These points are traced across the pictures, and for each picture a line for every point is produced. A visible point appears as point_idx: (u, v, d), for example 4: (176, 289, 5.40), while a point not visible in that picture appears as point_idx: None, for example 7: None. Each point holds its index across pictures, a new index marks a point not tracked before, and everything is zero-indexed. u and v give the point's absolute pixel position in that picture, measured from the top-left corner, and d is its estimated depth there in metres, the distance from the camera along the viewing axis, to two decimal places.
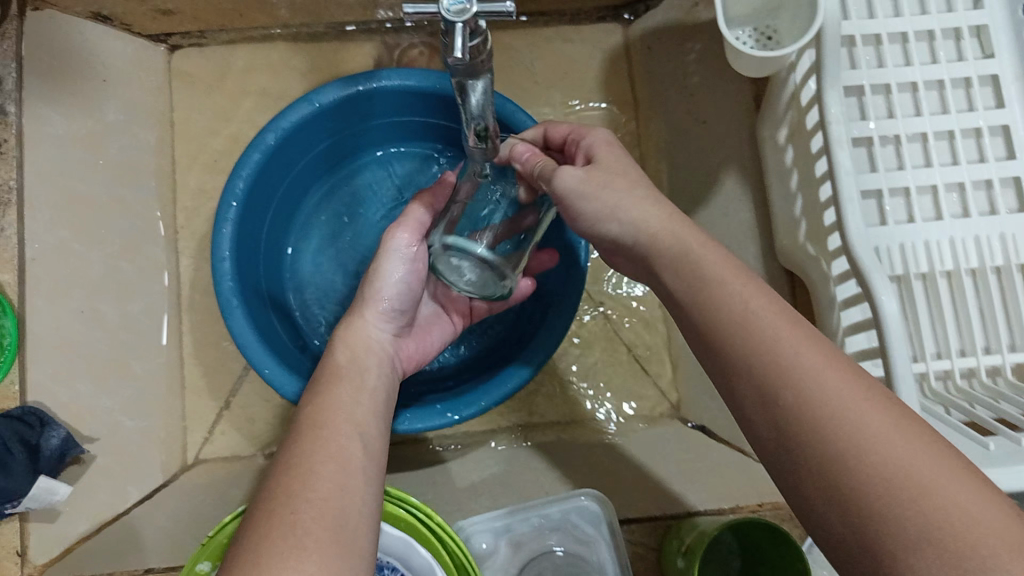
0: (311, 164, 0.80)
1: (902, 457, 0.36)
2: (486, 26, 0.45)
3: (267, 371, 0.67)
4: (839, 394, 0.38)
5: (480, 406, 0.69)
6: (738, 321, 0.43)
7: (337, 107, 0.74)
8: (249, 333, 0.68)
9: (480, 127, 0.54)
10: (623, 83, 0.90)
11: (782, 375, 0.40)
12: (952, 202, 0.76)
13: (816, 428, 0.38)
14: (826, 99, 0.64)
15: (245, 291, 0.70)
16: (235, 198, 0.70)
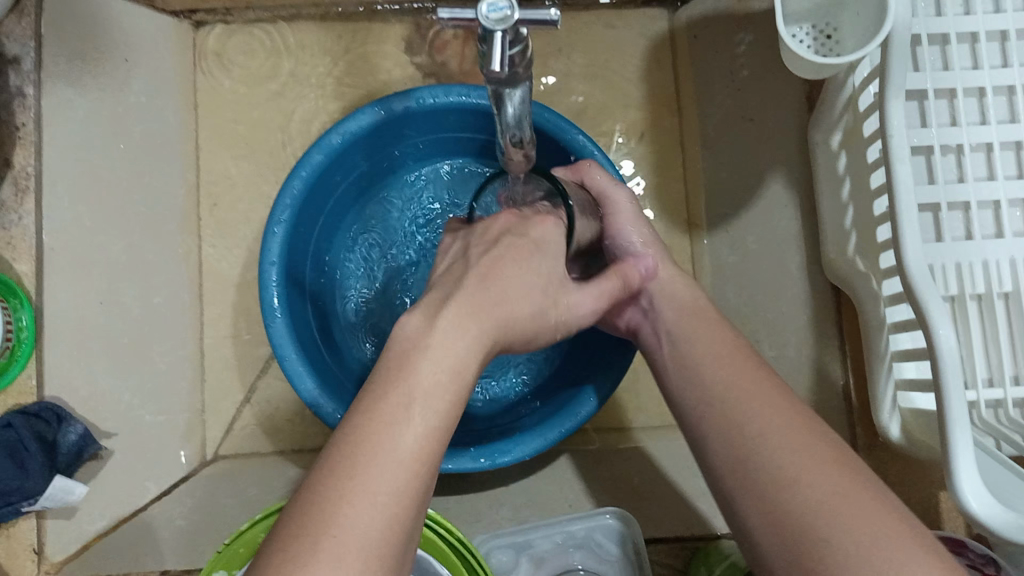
0: (360, 178, 0.78)
1: (837, 487, 0.40)
2: (527, 33, 0.43)
3: (301, 383, 0.66)
4: (796, 441, 0.44)
5: (521, 454, 0.64)
6: (722, 383, 0.50)
7: (388, 123, 0.72)
8: (282, 328, 0.67)
9: (516, 138, 0.52)
10: (666, 75, 0.86)
11: (750, 426, 0.46)
12: (1015, 218, 0.71)
13: (770, 466, 0.43)
14: (888, 109, 0.59)
15: (288, 300, 0.69)
16: (296, 189, 0.69)
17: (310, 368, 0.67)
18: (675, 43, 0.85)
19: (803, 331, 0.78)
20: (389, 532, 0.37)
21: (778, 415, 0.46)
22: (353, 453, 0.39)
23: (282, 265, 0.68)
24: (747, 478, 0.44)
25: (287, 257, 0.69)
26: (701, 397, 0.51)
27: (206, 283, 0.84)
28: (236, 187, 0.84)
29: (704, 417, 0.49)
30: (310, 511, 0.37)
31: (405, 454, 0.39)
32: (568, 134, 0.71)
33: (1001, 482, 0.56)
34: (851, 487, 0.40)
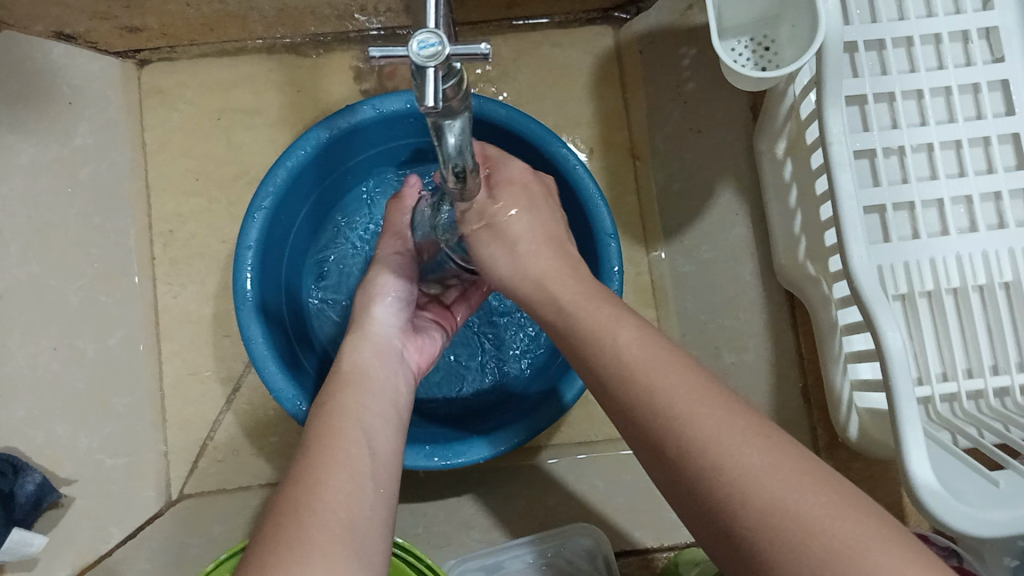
0: (343, 177, 0.77)
1: (787, 498, 0.35)
2: (461, 67, 0.43)
3: (266, 369, 0.65)
4: (728, 448, 0.38)
5: (481, 456, 0.64)
6: (640, 380, 0.43)
7: (383, 121, 0.72)
8: (252, 313, 0.66)
9: (457, 167, 0.52)
10: (613, 91, 0.86)
11: (676, 436, 0.40)
12: (959, 215, 0.73)
13: (706, 483, 0.38)
14: (826, 117, 0.60)
15: (261, 291, 0.68)
16: (280, 178, 0.68)
17: (279, 364, 0.66)
18: (623, 59, 0.85)
19: (760, 337, 0.79)
20: (363, 499, 0.43)
21: (709, 415, 0.40)
22: (298, 484, 0.43)
23: (258, 251, 0.68)
24: (688, 500, 0.39)
25: (263, 250, 0.69)
26: (620, 409, 0.44)
27: (163, 322, 0.80)
28: (189, 223, 0.82)
29: (632, 430, 0.43)
30: (285, 507, 0.41)
31: (345, 493, 0.43)
32: (552, 147, 0.73)
33: (954, 476, 0.57)
34: (800, 492, 0.35)
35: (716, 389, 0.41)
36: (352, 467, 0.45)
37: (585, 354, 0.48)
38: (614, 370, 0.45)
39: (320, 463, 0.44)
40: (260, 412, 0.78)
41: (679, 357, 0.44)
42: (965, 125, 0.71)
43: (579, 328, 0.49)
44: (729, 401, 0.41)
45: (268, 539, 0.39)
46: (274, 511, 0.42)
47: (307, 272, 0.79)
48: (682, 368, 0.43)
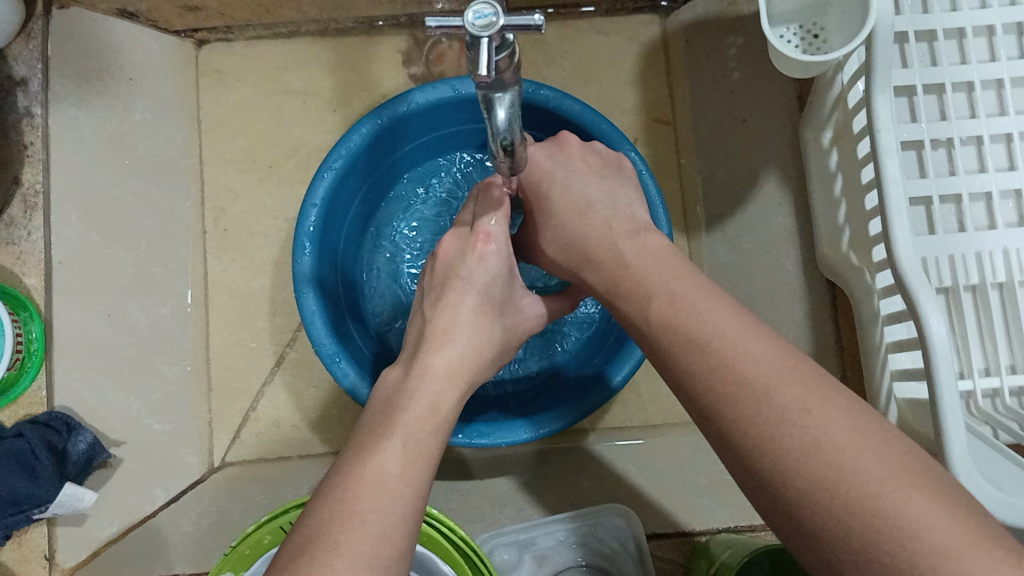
0: (408, 154, 0.79)
1: (874, 485, 0.35)
2: (513, 39, 0.44)
3: (313, 324, 0.68)
4: (813, 434, 0.37)
5: (515, 439, 0.65)
6: (718, 362, 0.42)
7: (459, 103, 0.73)
8: (309, 267, 0.68)
9: (506, 142, 0.53)
10: (659, 81, 0.86)
11: (758, 419, 0.39)
12: (1006, 210, 0.72)
13: (790, 468, 0.37)
14: (875, 104, 0.60)
15: (320, 250, 0.71)
16: (353, 143, 0.71)
17: (326, 323, 0.68)
18: (669, 46, 0.86)
19: (799, 328, 0.79)
20: (385, 554, 0.39)
21: (799, 402, 0.38)
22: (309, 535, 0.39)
23: (322, 210, 0.70)
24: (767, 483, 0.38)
25: (326, 212, 0.71)
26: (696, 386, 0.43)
27: (211, 292, 0.83)
28: (240, 200, 0.84)
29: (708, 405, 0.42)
30: (306, 554, 0.38)
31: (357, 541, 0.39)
32: (621, 147, 0.73)
33: (992, 466, 0.56)
34: (888, 485, 0.35)
35: (808, 371, 0.40)
36: (378, 520, 0.40)
37: (665, 329, 0.46)
38: (690, 341, 0.44)
39: (336, 515, 0.40)
40: (304, 383, 0.80)
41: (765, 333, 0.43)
42: (1015, 118, 0.70)
43: (667, 300, 0.47)
44: (819, 386, 0.39)
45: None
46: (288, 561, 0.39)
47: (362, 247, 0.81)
48: (768, 345, 0.42)
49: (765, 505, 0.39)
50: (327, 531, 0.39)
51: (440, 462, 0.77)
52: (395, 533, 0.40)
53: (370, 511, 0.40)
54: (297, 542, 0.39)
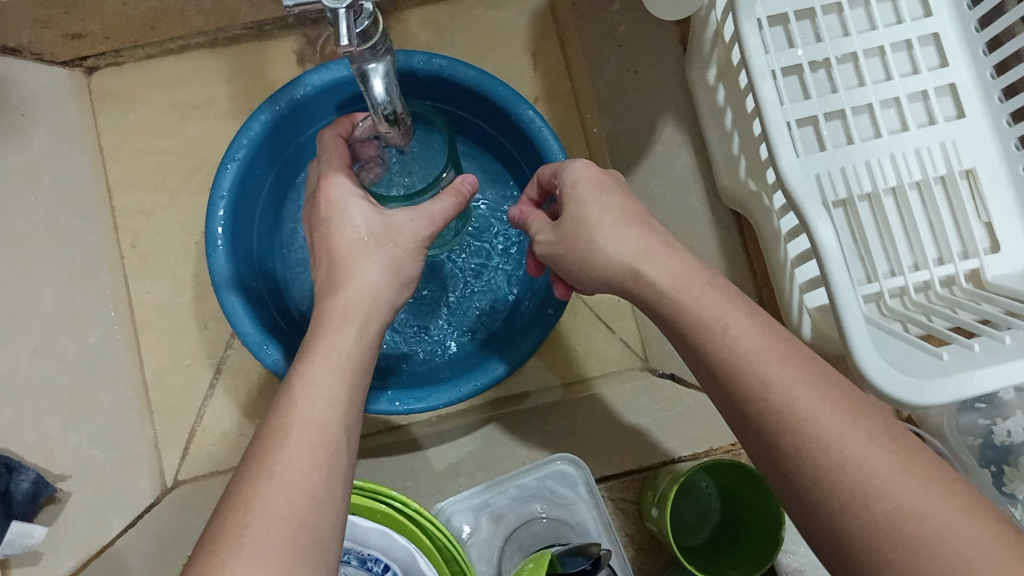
0: (312, 139, 0.82)
1: (909, 504, 0.36)
2: (371, 9, 0.47)
3: (234, 314, 0.71)
4: (852, 451, 0.38)
5: (441, 400, 0.68)
6: (726, 338, 0.45)
7: (351, 82, 0.76)
8: (222, 261, 0.72)
9: (388, 112, 0.55)
10: (552, 45, 0.87)
11: (795, 434, 0.40)
12: (890, 117, 0.75)
13: (829, 485, 0.39)
14: (743, 33, 0.63)
15: (233, 243, 0.74)
16: (254, 132, 0.74)
17: (248, 312, 0.72)
18: (557, 12, 0.87)
19: (715, 261, 0.82)
20: (318, 497, 0.42)
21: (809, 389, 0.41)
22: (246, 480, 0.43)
23: (229, 206, 0.73)
24: (801, 496, 0.40)
25: (235, 199, 0.74)
26: (723, 393, 0.45)
27: (138, 314, 0.82)
28: (154, 219, 0.84)
29: (740, 415, 0.44)
30: (224, 513, 0.41)
31: (296, 481, 0.42)
32: (517, 108, 0.76)
33: (898, 357, 0.60)
34: (925, 502, 0.36)
35: (827, 374, 0.42)
36: (313, 461, 0.44)
37: (689, 342, 0.48)
38: (708, 338, 0.46)
39: (269, 461, 0.43)
40: (244, 389, 0.80)
41: (788, 343, 0.44)
42: (884, 31, 0.73)
43: (686, 316, 0.48)
44: (851, 404, 0.41)
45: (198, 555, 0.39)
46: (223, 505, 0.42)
47: (279, 234, 0.84)
48: (799, 359, 0.43)
49: (780, 483, 0.42)
50: (251, 481, 0.42)
51: (391, 444, 0.78)
52: (321, 471, 0.43)
53: (287, 458, 0.43)
54: (223, 501, 0.42)
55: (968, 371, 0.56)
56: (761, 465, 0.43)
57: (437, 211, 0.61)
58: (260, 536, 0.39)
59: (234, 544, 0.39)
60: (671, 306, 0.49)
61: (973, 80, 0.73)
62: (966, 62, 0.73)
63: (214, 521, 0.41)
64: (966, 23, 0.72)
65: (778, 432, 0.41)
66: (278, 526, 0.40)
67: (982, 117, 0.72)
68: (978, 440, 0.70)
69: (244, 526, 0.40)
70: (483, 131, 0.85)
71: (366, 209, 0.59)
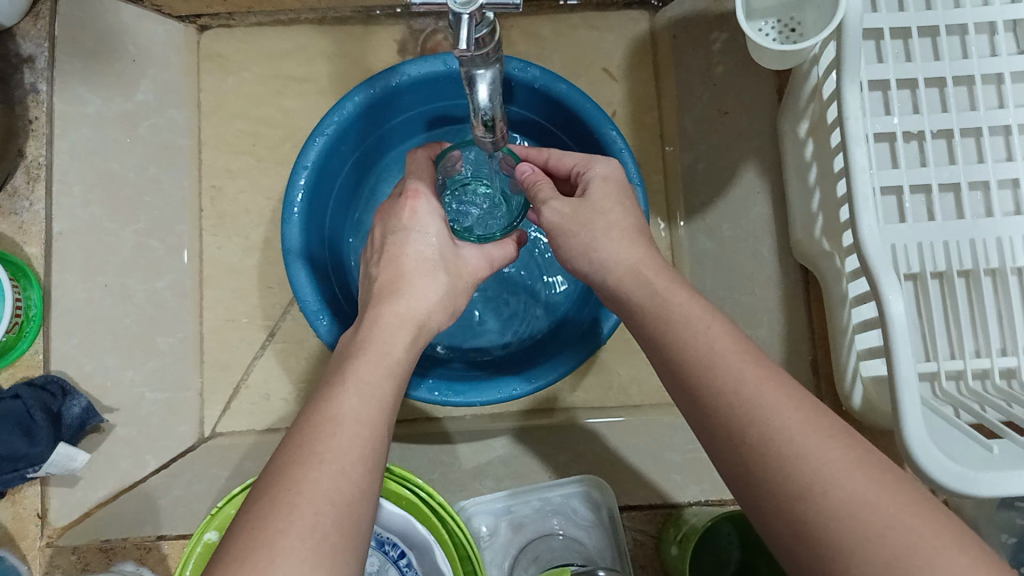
0: (400, 125, 0.85)
1: (861, 492, 0.36)
2: (493, 17, 0.49)
3: (299, 281, 0.74)
4: (812, 443, 0.39)
5: (478, 400, 0.70)
6: (705, 344, 0.46)
7: (448, 77, 0.79)
8: (296, 228, 0.75)
9: (487, 118, 0.57)
10: (646, 75, 0.90)
11: (760, 427, 0.41)
12: (975, 201, 0.74)
13: (788, 474, 0.38)
14: (845, 95, 0.63)
15: (308, 214, 0.77)
16: (348, 110, 0.76)
17: (312, 282, 0.75)
18: (657, 44, 0.90)
19: (774, 312, 0.82)
20: (360, 476, 0.42)
21: (775, 391, 0.42)
22: (295, 453, 0.43)
23: (312, 178, 0.76)
24: (757, 489, 0.40)
25: (317, 173, 0.77)
26: (691, 393, 0.45)
27: (207, 270, 0.86)
28: (238, 180, 0.87)
29: (705, 415, 0.44)
30: (273, 489, 0.41)
31: (340, 460, 0.42)
32: (603, 129, 0.77)
33: (945, 440, 0.59)
34: (878, 494, 0.36)
35: (790, 381, 0.43)
36: (357, 443, 0.44)
37: (667, 345, 0.48)
38: (687, 341, 0.47)
39: (317, 444, 0.43)
40: (296, 358, 0.83)
41: (761, 354, 0.45)
42: (985, 113, 0.72)
43: (674, 320, 0.49)
44: (819, 412, 0.41)
45: (247, 529, 0.39)
46: (270, 477, 0.42)
47: (352, 212, 0.86)
48: (765, 367, 0.44)
49: (738, 482, 0.41)
50: (296, 457, 0.43)
51: (424, 434, 0.80)
52: (365, 453, 0.44)
53: (336, 445, 0.43)
54: (269, 473, 0.43)
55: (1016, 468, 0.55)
56: (723, 466, 0.43)
57: (496, 254, 0.65)
58: (310, 515, 0.39)
59: (283, 522, 0.39)
60: (665, 309, 0.50)
61: None
62: None
63: (259, 495, 0.41)
64: None
65: (741, 429, 0.41)
66: (319, 502, 0.40)
67: None
68: (1012, 539, 0.68)
69: (288, 497, 0.40)
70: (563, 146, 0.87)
71: (441, 230, 0.62)
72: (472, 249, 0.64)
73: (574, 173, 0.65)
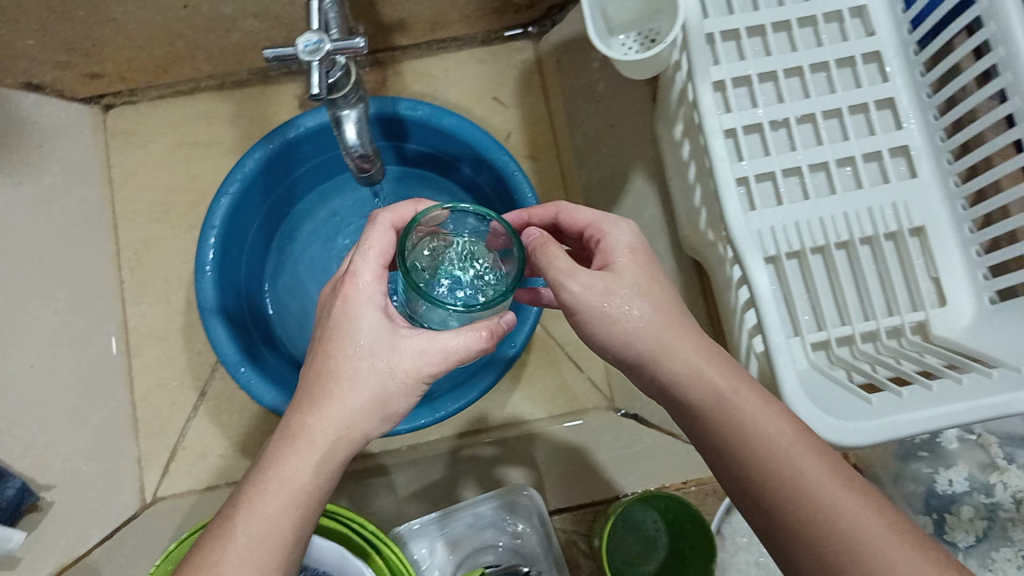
0: (304, 176, 0.88)
1: (866, 529, 0.45)
2: (344, 60, 0.54)
3: (216, 336, 0.76)
4: (838, 507, 0.46)
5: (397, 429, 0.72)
6: (717, 389, 0.51)
7: None
8: (209, 284, 0.77)
9: (359, 153, 0.60)
10: (537, 97, 0.95)
11: (786, 486, 0.47)
12: (846, 177, 0.78)
13: (816, 534, 0.46)
14: (699, 93, 0.67)
15: (221, 271, 0.80)
16: (248, 167, 0.79)
17: (230, 334, 0.77)
18: (543, 67, 0.95)
19: None
20: None
21: (802, 452, 0.48)
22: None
23: (221, 236, 0.79)
24: (788, 538, 0.47)
25: (226, 231, 0.80)
26: (714, 443, 0.51)
27: (135, 339, 0.88)
28: (154, 247, 0.90)
29: (707, 446, 0.52)
30: None
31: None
32: (494, 154, 0.82)
33: (829, 399, 0.63)
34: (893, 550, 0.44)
35: (805, 431, 0.50)
36: (259, 555, 0.47)
37: (674, 387, 0.52)
38: (703, 385, 0.51)
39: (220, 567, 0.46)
40: (227, 413, 0.86)
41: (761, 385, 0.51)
42: (842, 94, 0.76)
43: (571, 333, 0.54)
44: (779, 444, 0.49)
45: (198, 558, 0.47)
46: None
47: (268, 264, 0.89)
48: (787, 419, 0.50)
49: (763, 526, 0.49)
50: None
51: (358, 469, 0.82)
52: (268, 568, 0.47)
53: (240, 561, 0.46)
54: None
55: (895, 414, 0.60)
56: (748, 509, 0.50)
57: (453, 346, 0.52)
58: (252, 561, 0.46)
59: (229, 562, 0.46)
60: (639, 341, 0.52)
61: (924, 143, 0.76)
62: (919, 126, 0.76)
63: None
64: (918, 89, 0.76)
65: (771, 488, 0.48)
66: None
67: (934, 179, 0.75)
68: (917, 487, 0.73)
69: None
70: (462, 177, 0.90)
71: (376, 317, 0.52)
72: (415, 339, 0.52)
73: (587, 232, 0.59)
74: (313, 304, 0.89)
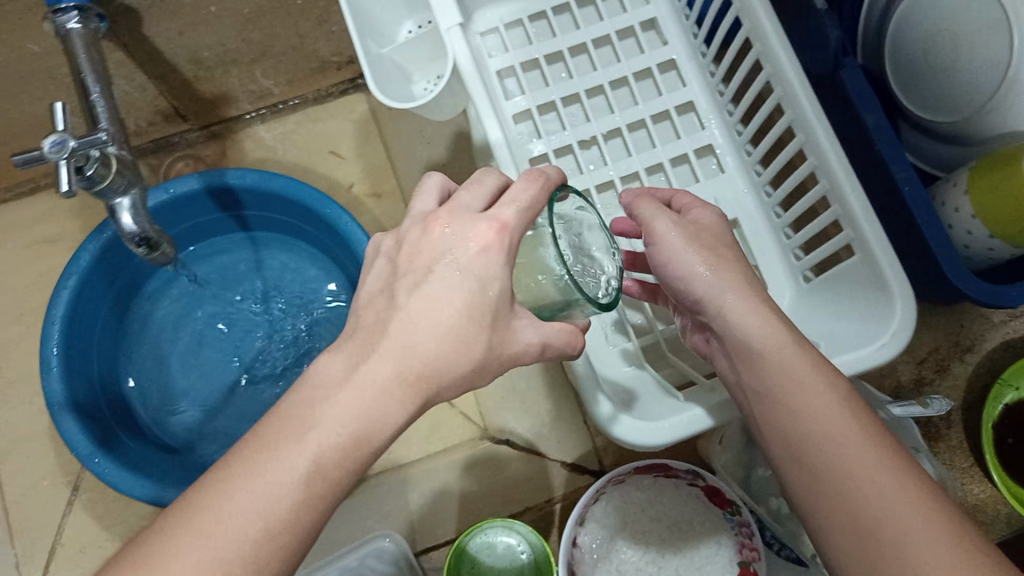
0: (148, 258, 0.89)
1: (886, 496, 0.43)
2: (101, 150, 0.56)
3: (67, 430, 0.76)
4: (866, 464, 0.45)
5: None
6: (773, 346, 0.50)
7: (175, 202, 0.84)
8: (55, 379, 0.77)
9: (140, 236, 0.61)
10: (376, 147, 0.97)
11: (818, 443, 0.47)
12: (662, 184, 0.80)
13: (858, 489, 0.44)
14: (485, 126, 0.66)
15: (69, 363, 0.79)
16: (83, 259, 0.80)
17: (81, 426, 0.77)
18: (378, 117, 0.97)
19: None
20: None
21: (833, 409, 0.47)
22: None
23: (64, 328, 0.79)
24: (825, 495, 0.46)
25: (69, 323, 0.80)
26: (773, 397, 0.50)
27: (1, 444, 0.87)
28: (12, 350, 0.90)
29: (764, 405, 0.51)
30: None
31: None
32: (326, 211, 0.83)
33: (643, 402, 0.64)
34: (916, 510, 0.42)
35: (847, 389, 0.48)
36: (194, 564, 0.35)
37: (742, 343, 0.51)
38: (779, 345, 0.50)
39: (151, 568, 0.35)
40: (102, 503, 0.85)
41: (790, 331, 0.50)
42: (643, 105, 0.79)
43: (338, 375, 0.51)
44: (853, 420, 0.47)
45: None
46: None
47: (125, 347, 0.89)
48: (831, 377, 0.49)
49: (806, 485, 0.47)
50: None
51: None
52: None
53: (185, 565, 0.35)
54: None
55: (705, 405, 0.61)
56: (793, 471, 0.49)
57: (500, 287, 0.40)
58: (215, 548, 0.35)
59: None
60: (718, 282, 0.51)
61: (726, 140, 0.79)
62: (719, 125, 0.79)
63: None
64: (712, 91, 0.79)
65: (817, 442, 0.47)
66: None
67: (739, 173, 0.78)
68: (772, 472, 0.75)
69: None
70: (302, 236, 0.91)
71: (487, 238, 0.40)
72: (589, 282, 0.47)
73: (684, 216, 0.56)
74: (169, 382, 0.90)
